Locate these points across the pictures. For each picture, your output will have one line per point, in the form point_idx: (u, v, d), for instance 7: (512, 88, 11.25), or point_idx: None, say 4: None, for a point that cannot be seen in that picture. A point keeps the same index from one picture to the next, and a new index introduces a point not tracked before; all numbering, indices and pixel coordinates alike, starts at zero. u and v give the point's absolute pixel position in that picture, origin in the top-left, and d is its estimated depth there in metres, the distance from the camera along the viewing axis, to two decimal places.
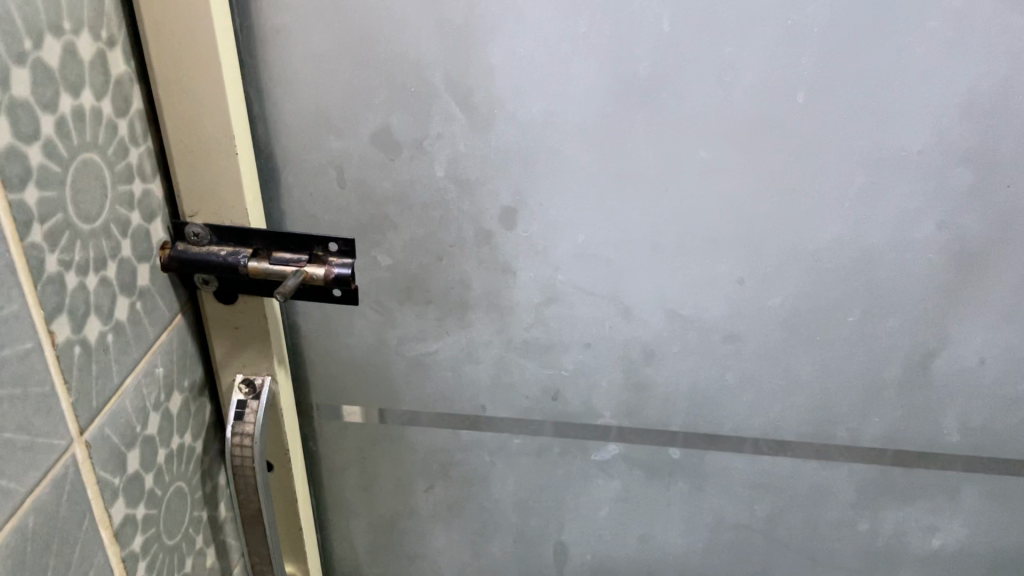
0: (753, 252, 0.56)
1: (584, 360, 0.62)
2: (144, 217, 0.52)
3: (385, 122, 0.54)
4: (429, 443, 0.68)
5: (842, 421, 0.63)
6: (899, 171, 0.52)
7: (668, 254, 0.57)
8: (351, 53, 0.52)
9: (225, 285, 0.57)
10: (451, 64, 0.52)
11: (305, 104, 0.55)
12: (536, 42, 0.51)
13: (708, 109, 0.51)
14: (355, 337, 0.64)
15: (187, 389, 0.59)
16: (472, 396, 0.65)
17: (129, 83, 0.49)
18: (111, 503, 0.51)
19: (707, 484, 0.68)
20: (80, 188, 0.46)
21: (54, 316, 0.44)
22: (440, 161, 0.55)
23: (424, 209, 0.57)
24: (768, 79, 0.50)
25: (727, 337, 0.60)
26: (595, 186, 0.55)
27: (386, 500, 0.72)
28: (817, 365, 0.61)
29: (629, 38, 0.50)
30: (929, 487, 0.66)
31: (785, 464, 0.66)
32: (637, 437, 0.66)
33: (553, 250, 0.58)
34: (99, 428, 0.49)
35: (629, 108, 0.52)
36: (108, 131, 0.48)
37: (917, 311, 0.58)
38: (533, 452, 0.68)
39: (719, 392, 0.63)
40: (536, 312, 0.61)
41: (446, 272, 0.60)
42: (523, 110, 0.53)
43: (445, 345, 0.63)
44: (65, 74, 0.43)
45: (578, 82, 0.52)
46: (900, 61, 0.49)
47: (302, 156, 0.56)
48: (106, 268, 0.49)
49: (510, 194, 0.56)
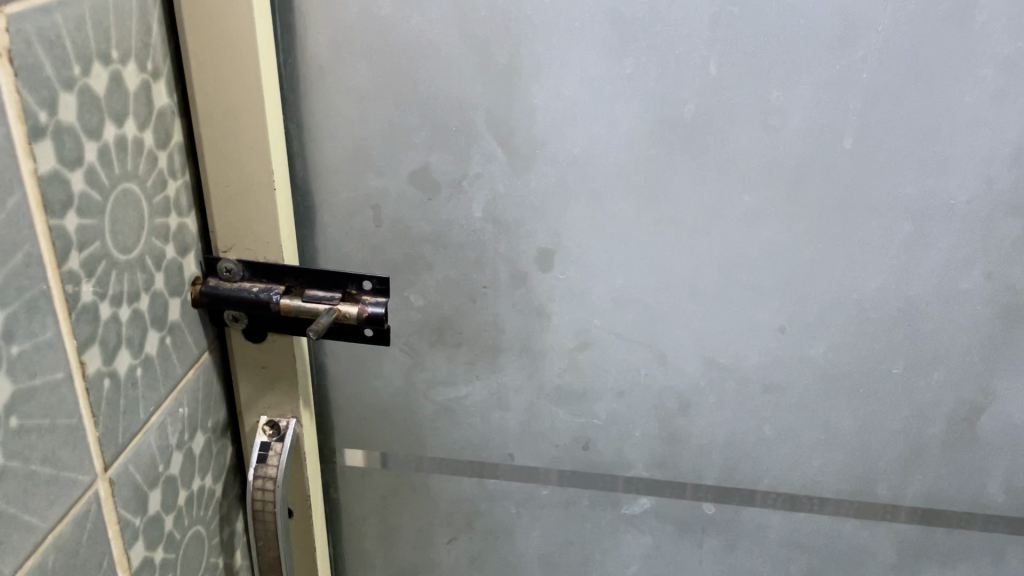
0: (794, 300, 0.55)
1: (617, 409, 0.61)
2: (178, 251, 0.51)
3: (425, 162, 0.54)
4: (453, 492, 0.66)
5: (883, 478, 0.61)
6: (946, 219, 0.52)
7: (708, 300, 0.56)
8: (395, 92, 0.52)
9: (255, 323, 0.56)
10: (494, 104, 0.52)
11: (345, 142, 0.54)
12: (581, 82, 0.51)
13: (753, 152, 0.51)
14: (383, 379, 0.62)
15: (210, 429, 0.58)
16: (500, 443, 0.63)
17: (171, 116, 0.49)
18: (130, 545, 0.49)
19: (740, 541, 0.65)
20: (118, 217, 0.45)
21: (85, 347, 0.43)
22: (478, 202, 0.55)
23: (460, 249, 0.57)
24: (814, 124, 0.50)
25: (766, 388, 0.58)
26: (634, 229, 0.54)
27: (406, 552, 0.70)
28: (857, 419, 0.59)
29: (676, 81, 0.50)
30: (972, 550, 0.63)
31: (823, 523, 0.63)
32: (669, 491, 0.64)
33: (589, 294, 0.57)
34: (123, 466, 0.48)
35: (672, 151, 0.52)
36: (148, 162, 0.47)
37: (962, 365, 0.56)
38: (560, 504, 0.66)
39: (756, 444, 0.61)
40: (568, 357, 0.59)
41: (479, 314, 0.59)
42: (565, 150, 0.53)
43: (475, 390, 0.62)
44: (111, 103, 0.43)
45: (621, 125, 0.51)
46: (949, 109, 0.49)
47: (339, 194, 0.56)
48: (139, 300, 0.48)
49: (548, 236, 0.55)
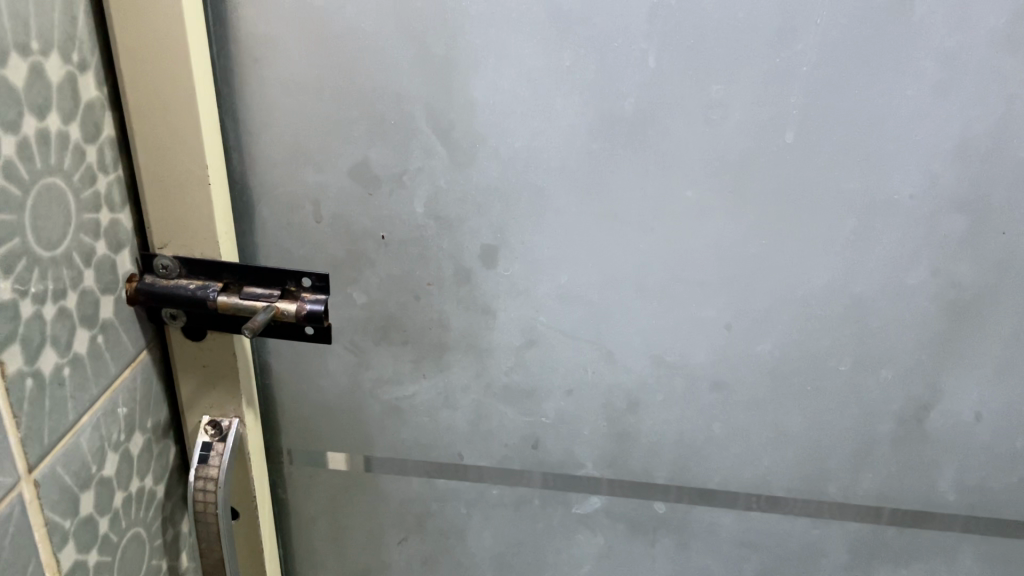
0: (740, 297, 0.54)
1: (566, 407, 0.60)
2: (110, 247, 0.50)
3: (364, 156, 0.53)
4: (403, 492, 0.65)
5: (834, 477, 0.60)
6: (892, 215, 0.51)
7: (654, 297, 0.55)
8: (332, 85, 0.51)
9: (194, 321, 0.54)
10: (432, 96, 0.51)
11: (283, 136, 0.53)
12: (519, 75, 0.50)
13: (696, 146, 0.50)
14: (329, 378, 0.61)
15: (150, 429, 0.56)
16: (448, 442, 0.62)
17: (100, 110, 0.48)
18: (60, 548, 0.48)
19: (693, 540, 0.64)
20: (41, 213, 0.44)
21: (4, 346, 0.42)
22: (419, 197, 0.54)
23: (403, 245, 0.56)
24: (756, 118, 0.49)
25: (715, 385, 0.58)
26: (577, 225, 0.53)
27: (357, 553, 0.69)
28: (807, 417, 0.58)
29: (616, 74, 0.49)
30: (925, 548, 0.63)
31: (776, 522, 0.63)
32: (620, 490, 0.63)
33: (534, 290, 0.56)
34: (50, 467, 0.46)
35: (613, 146, 0.51)
36: (75, 156, 0.46)
37: (911, 361, 0.55)
38: (511, 504, 0.65)
39: (706, 443, 0.60)
40: (515, 355, 0.58)
41: (423, 311, 0.58)
42: (506, 145, 0.52)
43: (422, 388, 0.61)
44: (31, 95, 0.42)
45: (561, 119, 0.50)
46: (892, 103, 0.48)
47: (278, 189, 0.55)
48: (66, 299, 0.46)
49: (490, 232, 0.54)
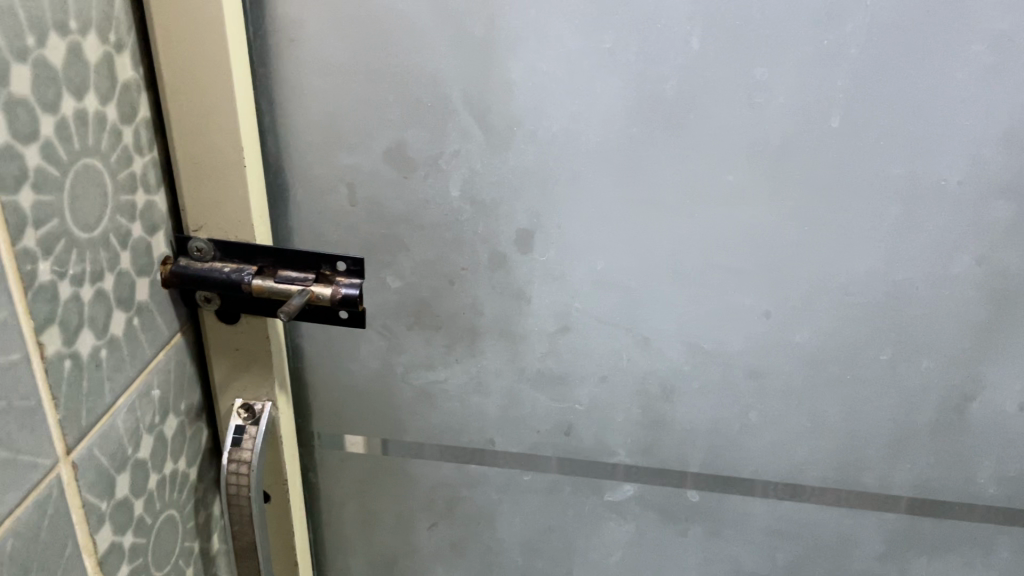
0: (779, 284, 0.53)
1: (599, 394, 0.59)
2: (146, 229, 0.50)
3: (400, 139, 0.52)
4: (433, 478, 0.65)
5: (870, 467, 0.59)
6: (937, 202, 0.50)
7: (691, 284, 0.54)
8: (367, 66, 0.51)
9: (228, 304, 0.54)
10: (470, 79, 0.50)
11: (318, 118, 0.53)
12: (558, 57, 0.49)
13: (737, 130, 0.49)
14: (361, 362, 0.61)
15: (184, 412, 0.56)
16: (480, 428, 0.62)
17: (136, 91, 0.47)
18: (96, 530, 0.48)
19: (725, 529, 0.64)
20: (79, 194, 0.43)
21: (43, 327, 0.42)
22: (455, 180, 0.53)
23: (437, 229, 0.55)
24: (800, 102, 0.48)
25: (751, 374, 0.57)
26: (614, 210, 0.53)
27: (386, 537, 0.69)
28: (844, 407, 0.57)
29: (657, 56, 0.48)
30: (961, 539, 0.62)
31: (809, 512, 0.62)
32: (653, 478, 0.62)
33: (570, 276, 0.55)
34: (87, 449, 0.46)
35: (653, 130, 0.50)
36: (112, 137, 0.46)
37: (952, 351, 0.55)
38: (541, 490, 0.64)
39: (741, 431, 0.59)
40: (549, 341, 0.58)
41: (457, 296, 0.57)
42: (544, 128, 0.51)
43: (454, 373, 0.60)
44: (69, 75, 0.42)
45: (600, 101, 0.50)
46: (940, 86, 0.47)
47: (312, 172, 0.54)
48: (103, 281, 0.46)
49: (526, 216, 0.54)
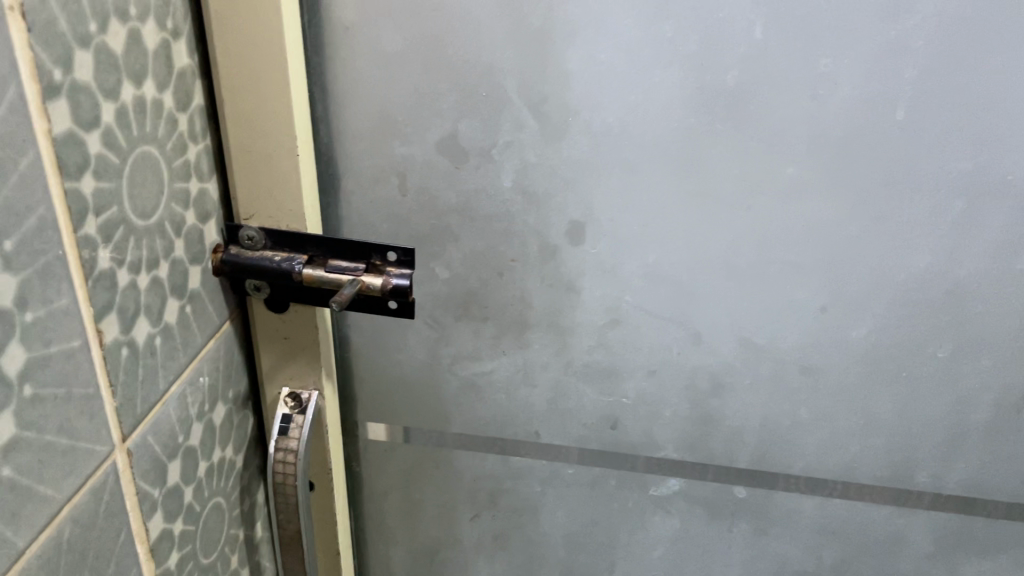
0: (836, 279, 0.53)
1: (647, 388, 0.59)
2: (199, 217, 0.50)
3: (453, 128, 0.52)
4: (477, 469, 0.65)
5: (923, 466, 0.59)
6: (1001, 198, 0.49)
7: (746, 278, 0.54)
8: (422, 54, 0.50)
9: (277, 293, 0.54)
10: (526, 69, 0.49)
11: (370, 107, 0.52)
12: (616, 46, 0.48)
13: (798, 122, 0.48)
14: (407, 353, 0.61)
15: (231, 400, 0.56)
16: (525, 420, 0.62)
17: (192, 78, 0.47)
18: (148, 517, 0.48)
19: (771, 526, 0.63)
20: (137, 181, 0.43)
21: (102, 314, 0.42)
22: (507, 171, 0.53)
23: (488, 220, 0.55)
24: (864, 94, 0.47)
25: (803, 370, 0.56)
26: (669, 202, 0.52)
27: (429, 528, 0.69)
28: (898, 405, 0.57)
29: (718, 46, 0.47)
30: (1013, 541, 0.61)
31: (858, 511, 0.61)
32: (699, 474, 0.62)
33: (621, 269, 0.55)
34: (141, 437, 0.46)
35: (712, 121, 0.49)
36: (168, 124, 0.45)
37: (1012, 349, 0.54)
38: (585, 484, 0.64)
39: (791, 428, 0.59)
40: (598, 334, 0.57)
41: (506, 288, 0.57)
42: (600, 119, 0.50)
43: (500, 365, 0.60)
44: (129, 62, 0.41)
45: (658, 92, 0.49)
46: (1011, 79, 0.46)
47: (363, 162, 0.54)
48: (158, 269, 0.46)
49: (578, 209, 0.53)
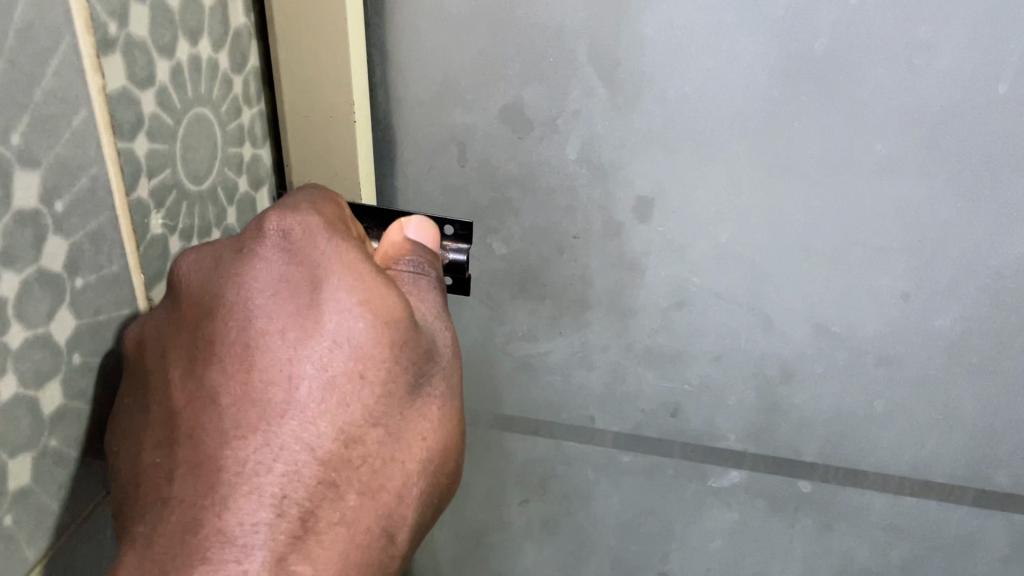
0: (920, 264, 0.49)
1: (711, 374, 0.56)
2: (251, 184, 0.48)
3: (517, 97, 0.49)
4: (529, 452, 0.64)
5: (1004, 465, 0.56)
6: None
7: (824, 262, 0.51)
8: (488, 17, 0.47)
9: None
10: (598, 32, 0.46)
11: (432, 74, 0.49)
12: (697, 9, 0.44)
13: (891, 92, 0.45)
14: (461, 330, 0.58)
15: None
16: (580, 404, 0.60)
17: (247, 38, 0.45)
18: None
19: (837, 522, 0.62)
20: (190, 145, 0.41)
21: (154, 283, 0.40)
22: (574, 143, 0.50)
23: (551, 194, 0.52)
24: (967, 65, 0.43)
25: (881, 360, 0.53)
26: (745, 178, 0.49)
27: (477, 510, 0.68)
28: (981, 400, 0.53)
29: (809, 9, 0.43)
30: None
31: (929, 509, 0.59)
32: (762, 465, 0.60)
33: (690, 249, 0.52)
34: None
35: (797, 90, 0.46)
36: (223, 86, 0.43)
37: None
38: (641, 473, 0.63)
39: (864, 421, 0.56)
40: (662, 317, 0.55)
41: (567, 266, 0.54)
42: (675, 87, 0.47)
43: (557, 347, 0.58)
44: (185, 18, 0.39)
45: (740, 59, 0.45)
46: None
47: (422, 130, 0.51)
48: (209, 236, 0.44)
49: (646, 183, 0.50)
